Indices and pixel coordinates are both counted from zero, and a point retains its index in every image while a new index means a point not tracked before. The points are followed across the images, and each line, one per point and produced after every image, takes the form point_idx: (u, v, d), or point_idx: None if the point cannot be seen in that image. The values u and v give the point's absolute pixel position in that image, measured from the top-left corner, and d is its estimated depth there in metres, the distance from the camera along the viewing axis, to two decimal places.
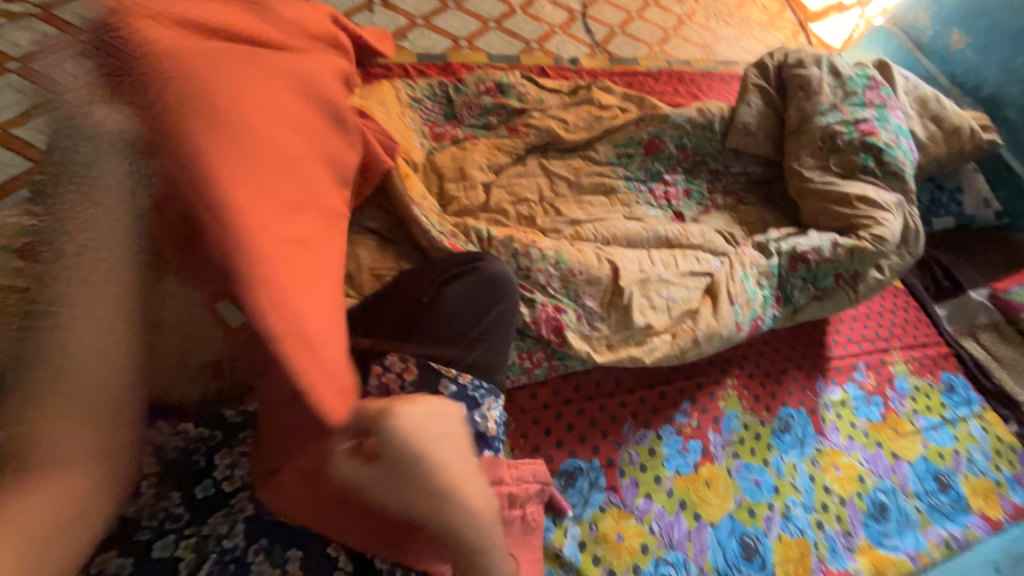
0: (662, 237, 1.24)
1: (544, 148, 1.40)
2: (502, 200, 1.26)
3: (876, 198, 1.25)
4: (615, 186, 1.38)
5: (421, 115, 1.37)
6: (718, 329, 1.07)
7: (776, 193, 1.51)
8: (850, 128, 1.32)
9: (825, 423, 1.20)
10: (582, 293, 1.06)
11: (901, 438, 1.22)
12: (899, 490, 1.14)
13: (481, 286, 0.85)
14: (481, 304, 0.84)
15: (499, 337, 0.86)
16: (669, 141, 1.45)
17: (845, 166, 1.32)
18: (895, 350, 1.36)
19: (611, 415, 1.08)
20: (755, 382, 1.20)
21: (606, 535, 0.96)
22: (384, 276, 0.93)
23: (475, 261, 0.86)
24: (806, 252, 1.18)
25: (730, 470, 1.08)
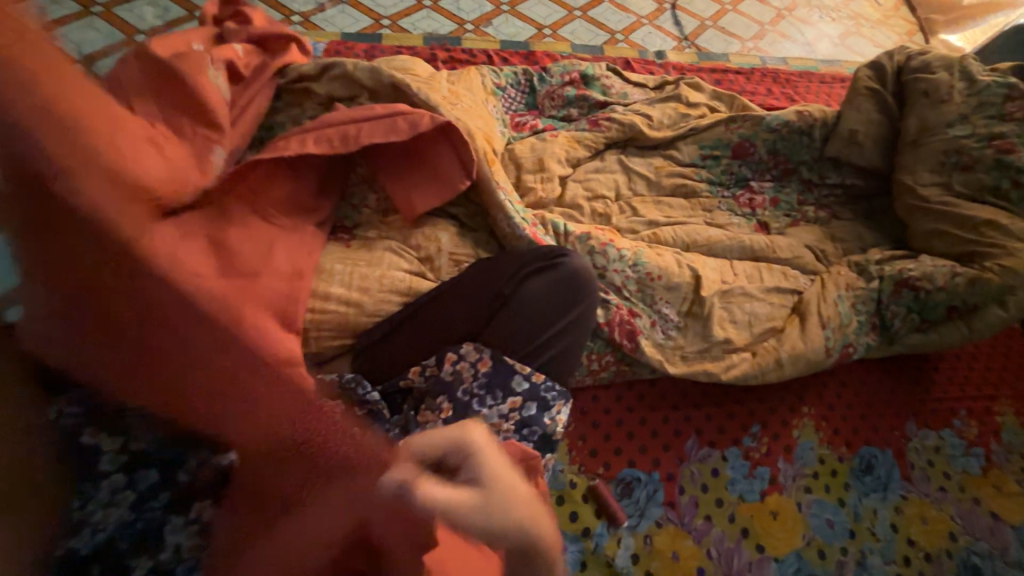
0: (746, 247, 1.17)
1: (625, 144, 1.36)
2: (578, 196, 1.23)
3: (1010, 225, 1.09)
4: (697, 189, 1.31)
5: (504, 103, 1.36)
6: (805, 354, 0.99)
7: (877, 210, 1.37)
8: (983, 143, 1.17)
9: (913, 469, 1.09)
10: (658, 299, 1.03)
11: (1004, 498, 1.09)
12: (998, 555, 1.01)
13: (562, 285, 0.83)
14: (560, 304, 0.83)
15: (578, 328, 0.86)
16: (760, 145, 1.35)
17: (972, 186, 1.17)
18: (1004, 398, 1.22)
19: (674, 429, 1.03)
20: (836, 414, 1.10)
21: (661, 551, 0.92)
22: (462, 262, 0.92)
23: (556, 257, 0.84)
24: (915, 279, 1.07)
25: (800, 504, 1.00)
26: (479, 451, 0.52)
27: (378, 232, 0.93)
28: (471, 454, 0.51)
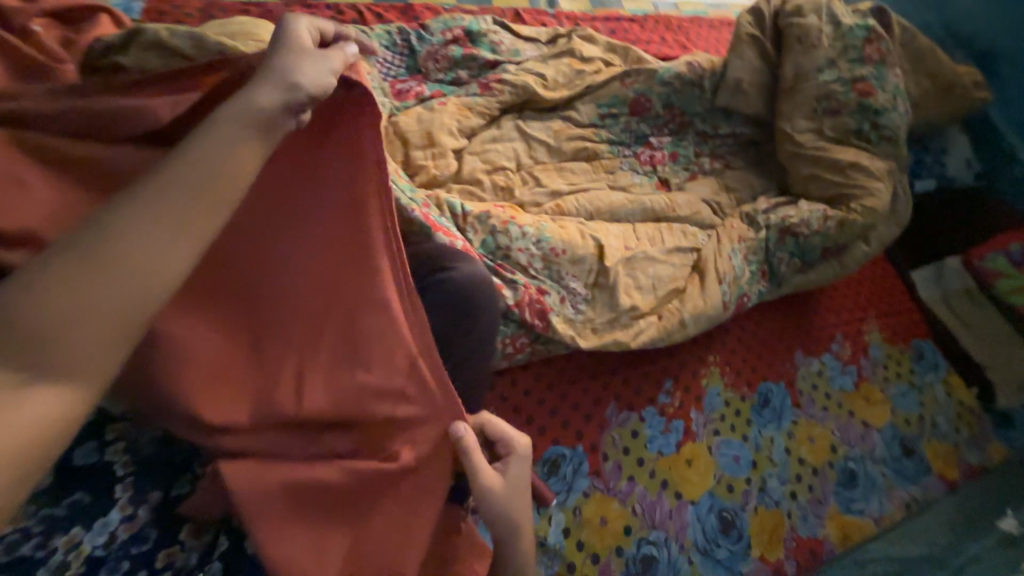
0: (648, 209, 1.17)
1: (522, 107, 1.27)
2: (476, 169, 1.14)
3: (869, 166, 1.19)
4: (598, 151, 1.28)
5: (380, 69, 1.20)
6: (705, 310, 1.03)
7: (764, 156, 1.43)
8: (847, 88, 1.24)
9: (802, 395, 1.21)
10: (565, 274, 0.99)
11: (872, 406, 1.25)
12: (868, 457, 1.18)
13: (455, 299, 0.76)
14: (455, 320, 0.76)
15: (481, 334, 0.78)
16: (656, 100, 1.33)
17: (839, 130, 1.24)
18: (870, 318, 1.38)
19: (594, 399, 1.05)
20: (737, 358, 1.19)
21: (590, 519, 0.95)
22: None
23: (446, 268, 0.78)
24: (796, 225, 1.14)
25: (711, 447, 1.08)
26: (522, 453, 0.72)
27: None
28: (518, 454, 0.72)
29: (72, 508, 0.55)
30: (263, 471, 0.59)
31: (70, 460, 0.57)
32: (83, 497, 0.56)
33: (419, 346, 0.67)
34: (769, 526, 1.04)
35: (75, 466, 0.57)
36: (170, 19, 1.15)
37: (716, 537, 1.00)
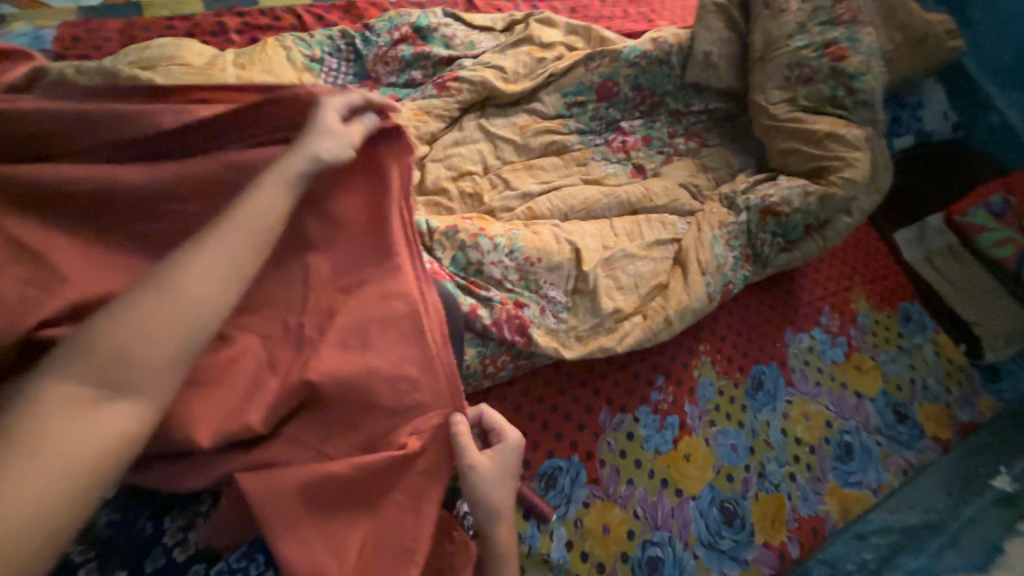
0: (624, 202, 1.12)
1: (483, 105, 1.20)
2: (440, 178, 1.07)
3: (847, 134, 1.15)
4: (568, 144, 1.22)
5: (327, 80, 1.12)
6: (689, 305, 1.00)
7: (740, 130, 1.39)
8: (819, 53, 1.19)
9: (794, 373, 1.20)
10: (542, 283, 0.95)
11: (864, 376, 1.25)
12: (863, 428, 1.18)
13: None
14: None
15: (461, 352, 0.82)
16: (623, 83, 1.27)
17: (813, 98, 1.20)
18: (856, 286, 1.37)
19: (586, 406, 1.02)
20: (727, 344, 1.17)
21: (593, 529, 0.94)
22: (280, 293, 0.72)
23: None
24: (776, 205, 1.11)
25: (707, 439, 1.07)
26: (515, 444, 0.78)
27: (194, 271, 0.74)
28: (507, 442, 0.78)
29: (103, 569, 0.65)
30: (261, 505, 0.62)
31: (97, 527, 0.67)
32: (112, 557, 0.66)
33: (433, 337, 0.72)
34: (771, 511, 1.04)
35: (100, 530, 0.67)
36: (87, 46, 1.05)
37: (719, 529, 1.00)
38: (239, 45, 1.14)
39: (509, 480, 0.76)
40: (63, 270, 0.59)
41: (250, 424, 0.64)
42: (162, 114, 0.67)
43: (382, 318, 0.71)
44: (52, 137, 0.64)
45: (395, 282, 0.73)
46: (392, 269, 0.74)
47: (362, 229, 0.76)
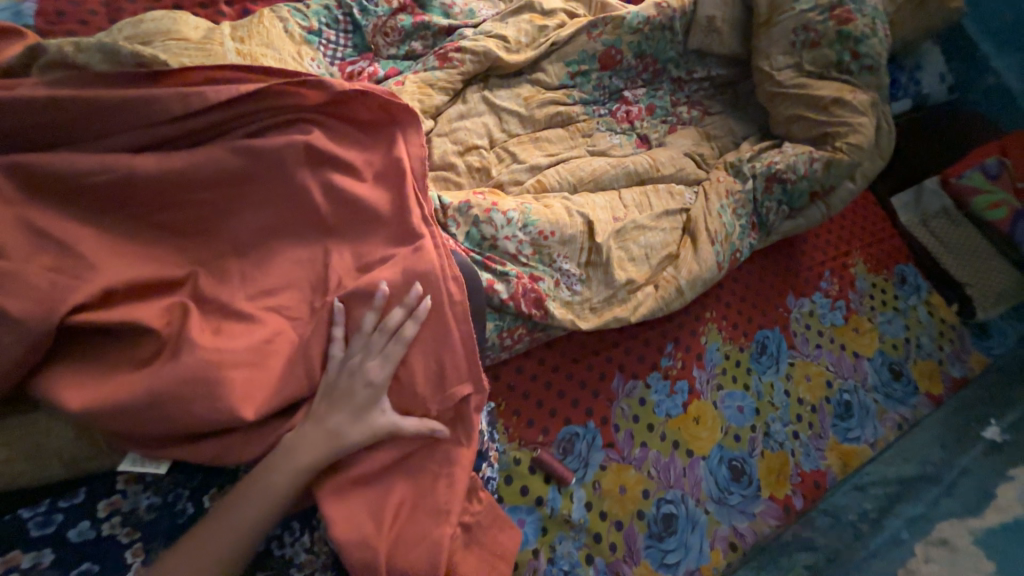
0: (632, 172, 1.13)
1: (485, 76, 1.17)
2: (447, 152, 1.05)
3: (852, 100, 1.16)
4: (573, 114, 1.20)
5: (325, 52, 1.08)
6: (700, 274, 1.03)
7: (742, 97, 1.39)
8: (825, 15, 1.18)
9: (796, 337, 1.25)
10: (556, 256, 0.95)
11: (862, 337, 1.30)
12: (860, 386, 1.23)
13: None
14: None
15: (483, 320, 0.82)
16: (627, 50, 1.25)
17: (819, 63, 1.20)
18: (855, 251, 1.40)
19: (600, 373, 1.05)
20: (733, 310, 1.21)
21: (610, 490, 0.98)
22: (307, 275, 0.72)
23: None
24: (782, 172, 1.14)
25: (715, 402, 1.11)
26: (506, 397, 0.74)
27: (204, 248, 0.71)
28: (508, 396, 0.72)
29: (146, 552, 0.62)
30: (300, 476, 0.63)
31: (136, 511, 0.64)
32: (160, 538, 0.64)
33: (453, 311, 0.72)
34: (776, 467, 1.09)
35: (141, 515, 0.64)
36: (69, 20, 0.99)
37: (728, 485, 1.05)
38: (230, 17, 1.09)
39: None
40: (91, 257, 0.60)
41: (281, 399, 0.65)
42: (168, 101, 0.64)
43: (410, 293, 0.71)
44: (53, 126, 0.62)
45: (418, 259, 0.72)
46: (414, 249, 0.72)
47: (382, 211, 0.74)
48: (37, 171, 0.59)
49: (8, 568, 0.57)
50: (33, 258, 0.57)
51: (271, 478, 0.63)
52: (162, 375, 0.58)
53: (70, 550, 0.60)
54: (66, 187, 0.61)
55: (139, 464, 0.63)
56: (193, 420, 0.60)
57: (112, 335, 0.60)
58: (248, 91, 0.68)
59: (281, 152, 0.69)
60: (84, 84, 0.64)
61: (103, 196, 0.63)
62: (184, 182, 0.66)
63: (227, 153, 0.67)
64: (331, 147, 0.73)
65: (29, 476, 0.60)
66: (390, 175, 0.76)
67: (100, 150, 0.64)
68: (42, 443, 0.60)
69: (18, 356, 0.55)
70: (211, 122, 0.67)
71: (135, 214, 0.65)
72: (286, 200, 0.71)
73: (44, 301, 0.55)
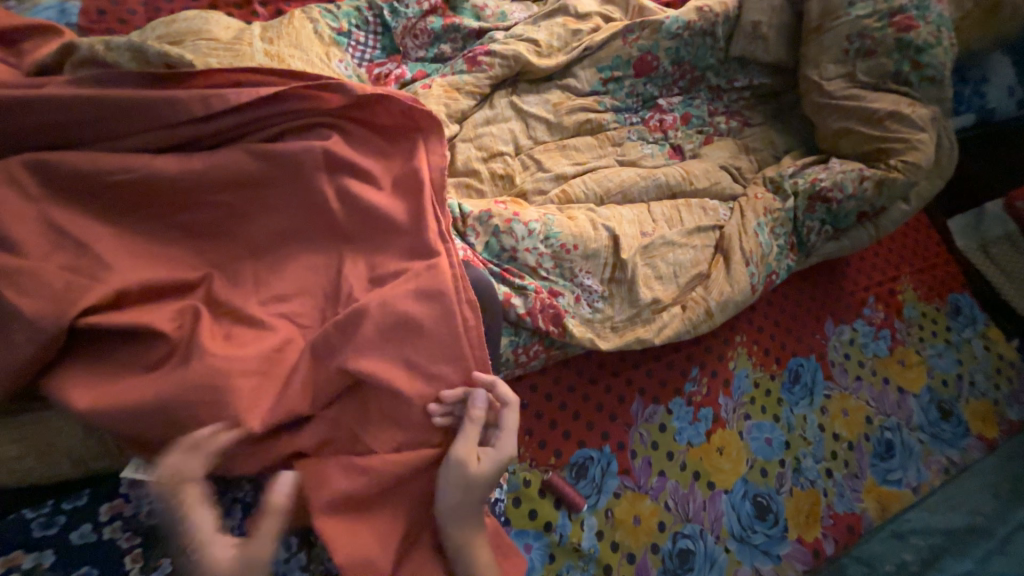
0: (663, 185, 1.07)
1: (514, 81, 1.13)
2: (471, 158, 1.02)
3: (910, 115, 1.08)
4: (603, 122, 1.15)
5: (354, 54, 1.08)
6: (732, 296, 0.97)
7: (785, 108, 1.31)
8: (883, 22, 1.10)
9: (834, 366, 1.16)
10: (578, 271, 0.91)
11: (908, 370, 1.20)
12: (904, 425, 1.14)
13: None
14: None
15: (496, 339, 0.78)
16: (664, 57, 1.19)
17: (873, 74, 1.12)
18: (904, 276, 1.31)
19: (618, 395, 1.01)
20: (765, 335, 1.14)
21: (623, 520, 0.93)
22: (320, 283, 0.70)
23: None
24: (827, 190, 1.07)
25: (742, 433, 1.04)
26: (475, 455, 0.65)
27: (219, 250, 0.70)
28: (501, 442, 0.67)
29: (146, 558, 0.62)
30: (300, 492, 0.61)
31: (139, 516, 0.64)
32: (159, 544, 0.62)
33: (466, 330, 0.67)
34: (805, 507, 1.02)
35: (144, 520, 0.63)
36: (111, 18, 1.02)
37: (751, 523, 0.98)
38: (263, 17, 1.10)
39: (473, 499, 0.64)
40: (108, 258, 0.60)
41: (286, 411, 0.62)
42: (190, 103, 0.63)
43: (421, 313, 0.66)
44: (80, 126, 0.62)
45: (432, 278, 0.68)
46: (427, 266, 0.69)
47: (397, 225, 0.72)
48: (62, 170, 0.60)
49: (9, 568, 0.57)
50: (52, 256, 0.57)
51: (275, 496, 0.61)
52: (168, 382, 0.57)
53: (71, 552, 0.60)
54: (89, 186, 0.61)
55: (139, 472, 0.61)
56: (196, 428, 0.59)
57: (124, 336, 0.60)
58: (273, 94, 0.67)
59: (300, 157, 0.68)
60: (113, 85, 0.64)
61: (124, 196, 0.63)
62: (203, 184, 0.65)
63: (245, 157, 0.66)
64: (349, 154, 0.71)
65: (39, 473, 0.61)
66: (408, 183, 0.74)
67: (125, 150, 0.64)
68: (54, 441, 0.60)
69: (31, 355, 0.55)
70: (234, 124, 0.67)
71: (154, 215, 0.65)
72: (303, 207, 0.70)
73: (57, 301, 0.55)
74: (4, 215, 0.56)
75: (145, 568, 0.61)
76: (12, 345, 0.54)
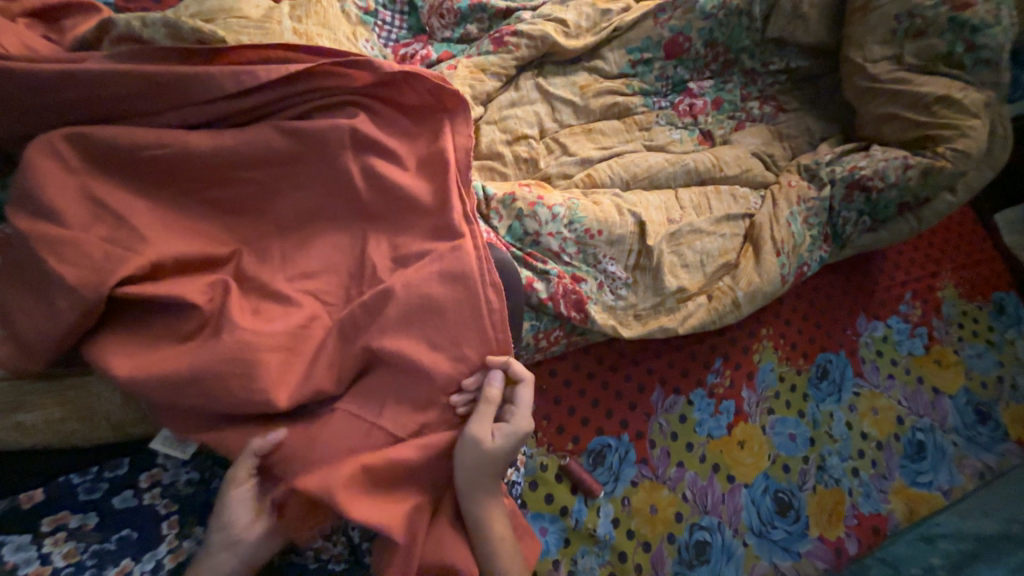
0: (692, 170, 1.04)
1: (541, 63, 1.10)
2: (495, 141, 1.00)
3: (961, 100, 1.02)
4: (631, 106, 1.12)
5: (379, 34, 1.07)
6: (761, 287, 0.94)
7: (823, 93, 1.25)
8: (936, 0, 1.03)
9: (865, 364, 1.12)
10: (602, 257, 0.90)
11: (944, 370, 1.15)
12: (937, 426, 1.10)
13: None
14: None
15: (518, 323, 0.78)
16: (696, 38, 1.15)
17: (922, 56, 1.06)
18: (944, 273, 1.25)
19: (638, 385, 0.99)
20: (792, 328, 1.10)
21: (640, 508, 0.92)
22: (346, 262, 0.70)
23: None
24: (866, 178, 1.02)
25: (765, 427, 1.02)
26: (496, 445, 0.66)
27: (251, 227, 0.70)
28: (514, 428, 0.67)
29: (182, 525, 0.65)
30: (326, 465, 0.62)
31: (175, 484, 0.67)
32: (192, 514, 0.66)
33: (489, 312, 0.67)
34: (828, 505, 0.99)
35: (181, 489, 0.67)
36: None
37: (772, 519, 0.96)
38: None
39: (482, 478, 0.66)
40: (143, 230, 0.61)
41: (311, 385, 0.63)
42: (222, 79, 0.64)
43: (445, 294, 0.66)
44: (118, 100, 0.63)
45: (458, 259, 0.67)
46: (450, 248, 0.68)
47: (421, 206, 0.71)
48: (101, 144, 0.61)
49: (57, 526, 0.59)
50: (91, 228, 0.59)
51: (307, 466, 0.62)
52: (200, 352, 0.59)
53: (113, 514, 0.62)
54: (126, 161, 0.63)
55: (169, 446, 0.65)
56: (225, 400, 0.60)
57: (158, 307, 0.62)
58: (302, 71, 0.67)
59: (328, 135, 0.68)
60: (148, 59, 0.65)
61: (159, 171, 0.64)
62: (233, 161, 0.66)
63: (275, 134, 0.66)
64: (376, 132, 0.71)
65: (79, 437, 0.63)
66: (434, 165, 0.74)
67: (159, 125, 0.65)
68: (93, 407, 0.62)
69: (74, 322, 0.57)
70: (264, 101, 0.67)
71: (187, 190, 0.66)
72: (330, 185, 0.70)
73: (97, 270, 0.56)
74: (47, 187, 0.58)
75: (180, 535, 0.64)
76: (56, 312, 0.56)
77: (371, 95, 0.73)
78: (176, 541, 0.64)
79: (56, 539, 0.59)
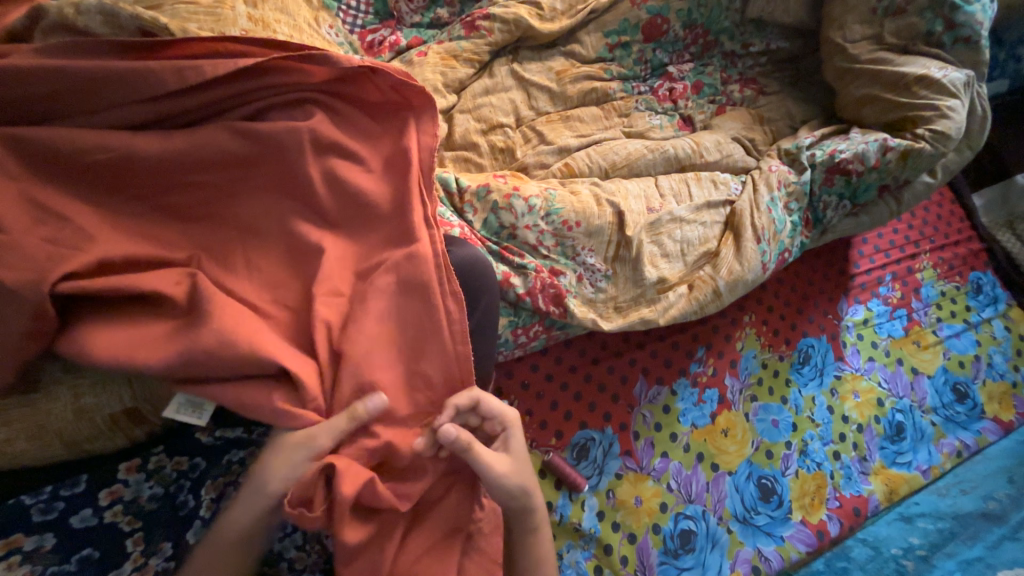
0: (671, 157, 1.02)
1: (515, 48, 1.06)
2: (469, 131, 0.97)
3: (942, 80, 1.01)
4: (609, 91, 1.09)
5: (344, 19, 1.02)
6: (742, 276, 0.93)
7: (803, 74, 1.24)
8: None
9: (846, 348, 1.12)
10: (581, 249, 0.87)
11: (923, 352, 1.16)
12: (916, 407, 1.11)
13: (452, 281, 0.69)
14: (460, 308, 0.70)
15: (492, 334, 0.73)
16: (675, 20, 1.12)
17: (903, 34, 1.06)
18: (924, 254, 1.26)
19: (621, 376, 0.98)
20: (774, 314, 1.10)
21: (625, 501, 0.92)
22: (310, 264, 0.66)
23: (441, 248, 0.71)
24: (847, 163, 1.01)
25: (748, 414, 1.02)
26: (517, 423, 0.66)
27: (200, 227, 0.64)
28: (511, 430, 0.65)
29: (147, 541, 0.63)
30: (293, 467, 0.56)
31: (138, 500, 0.64)
32: (156, 530, 0.64)
33: (450, 332, 0.62)
34: (810, 489, 1.00)
35: (144, 504, 0.64)
36: None
37: (755, 505, 0.96)
38: None
39: (524, 490, 0.64)
40: (89, 232, 0.57)
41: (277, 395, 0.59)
42: (164, 75, 0.59)
43: (410, 303, 0.62)
44: (54, 99, 0.59)
45: (422, 264, 0.63)
46: (412, 251, 0.63)
47: (386, 207, 0.67)
48: (37, 142, 0.57)
49: (10, 550, 0.57)
50: (31, 230, 0.55)
51: (280, 454, 0.57)
52: (154, 363, 0.55)
53: (71, 535, 0.60)
54: (65, 160, 0.58)
55: (183, 412, 0.58)
56: (195, 390, 0.57)
57: (108, 316, 0.57)
58: (256, 65, 0.63)
59: (284, 129, 0.63)
60: (82, 53, 0.60)
61: (101, 171, 0.59)
62: (184, 162, 0.61)
63: (227, 134, 0.62)
64: (335, 130, 0.67)
65: (32, 456, 0.60)
66: (397, 165, 0.69)
67: (102, 125, 0.60)
68: (44, 425, 0.58)
69: (14, 334, 0.53)
70: (216, 98, 0.63)
71: (132, 190, 0.61)
72: (287, 188, 0.65)
73: (37, 276, 0.52)
74: None
75: (146, 552, 0.63)
76: None
77: (331, 87, 0.68)
78: (141, 558, 0.62)
79: (10, 563, 0.57)
